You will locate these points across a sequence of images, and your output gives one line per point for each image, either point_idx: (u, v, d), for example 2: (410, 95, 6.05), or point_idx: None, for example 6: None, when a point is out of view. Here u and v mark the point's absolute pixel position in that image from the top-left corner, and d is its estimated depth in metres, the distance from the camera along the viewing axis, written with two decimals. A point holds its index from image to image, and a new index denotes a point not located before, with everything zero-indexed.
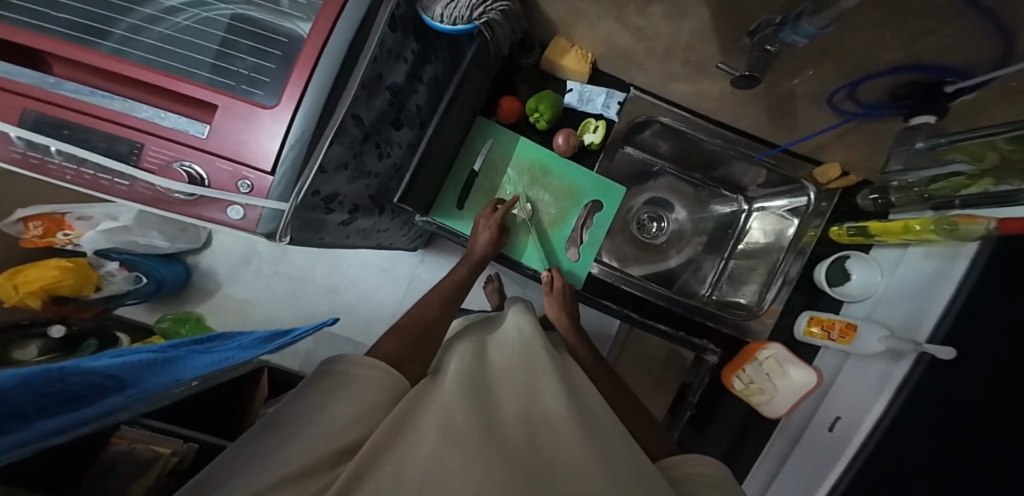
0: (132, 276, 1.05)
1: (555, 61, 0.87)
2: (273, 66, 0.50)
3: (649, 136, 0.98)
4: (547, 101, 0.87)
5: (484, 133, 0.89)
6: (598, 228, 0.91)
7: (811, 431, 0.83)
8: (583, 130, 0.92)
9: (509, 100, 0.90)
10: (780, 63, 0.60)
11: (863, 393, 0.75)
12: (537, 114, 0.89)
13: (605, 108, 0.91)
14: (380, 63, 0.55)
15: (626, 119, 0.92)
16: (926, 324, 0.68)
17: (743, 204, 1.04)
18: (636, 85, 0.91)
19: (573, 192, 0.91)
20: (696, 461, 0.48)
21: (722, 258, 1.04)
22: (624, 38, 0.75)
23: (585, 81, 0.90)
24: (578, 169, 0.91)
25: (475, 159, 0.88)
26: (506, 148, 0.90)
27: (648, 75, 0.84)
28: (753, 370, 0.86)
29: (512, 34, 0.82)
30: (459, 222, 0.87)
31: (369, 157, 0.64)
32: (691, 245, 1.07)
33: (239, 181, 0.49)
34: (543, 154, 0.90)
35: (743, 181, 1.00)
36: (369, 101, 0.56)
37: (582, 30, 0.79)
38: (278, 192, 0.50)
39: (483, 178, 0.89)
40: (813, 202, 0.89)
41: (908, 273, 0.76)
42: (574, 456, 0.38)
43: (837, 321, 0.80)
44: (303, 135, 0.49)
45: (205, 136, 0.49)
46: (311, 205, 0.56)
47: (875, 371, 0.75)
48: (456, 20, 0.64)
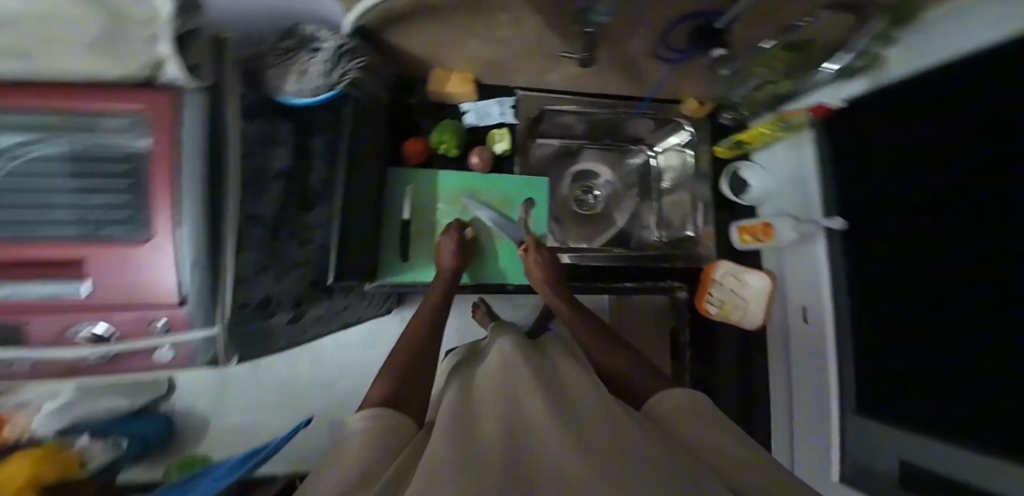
0: (110, 444, 0.96)
1: (442, 91, 0.93)
2: (123, 195, 0.38)
3: (547, 123, 1.06)
4: (449, 129, 0.94)
5: (404, 179, 0.94)
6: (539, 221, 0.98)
7: (789, 331, 0.88)
8: (492, 142, 0.98)
9: (413, 142, 0.95)
10: (609, 34, 0.69)
11: (814, 279, 0.82)
12: (445, 144, 0.95)
13: (503, 115, 0.99)
14: (255, 153, 0.54)
15: (523, 118, 0.99)
16: (815, 202, 0.79)
17: (647, 151, 1.15)
18: (518, 86, 0.98)
19: (504, 201, 0.97)
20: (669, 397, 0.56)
21: (654, 200, 1.14)
22: (485, 52, 0.82)
23: (474, 99, 0.97)
24: (500, 179, 0.97)
25: (404, 208, 0.93)
26: (430, 186, 0.95)
27: (522, 75, 0.92)
28: (718, 291, 0.93)
29: (384, 82, 0.86)
30: (409, 272, 0.93)
31: (286, 248, 0.65)
32: (627, 199, 1.15)
33: (151, 323, 0.41)
34: (467, 177, 0.96)
35: (639, 133, 1.10)
36: (259, 194, 0.55)
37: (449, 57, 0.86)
38: (201, 320, 0.43)
39: (417, 221, 0.94)
40: (694, 131, 1.00)
41: (779, 166, 0.89)
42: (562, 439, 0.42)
43: (757, 224, 0.88)
44: (200, 257, 0.41)
45: (79, 298, 0.38)
46: (246, 315, 0.56)
47: (804, 257, 0.84)
48: (316, 89, 0.64)
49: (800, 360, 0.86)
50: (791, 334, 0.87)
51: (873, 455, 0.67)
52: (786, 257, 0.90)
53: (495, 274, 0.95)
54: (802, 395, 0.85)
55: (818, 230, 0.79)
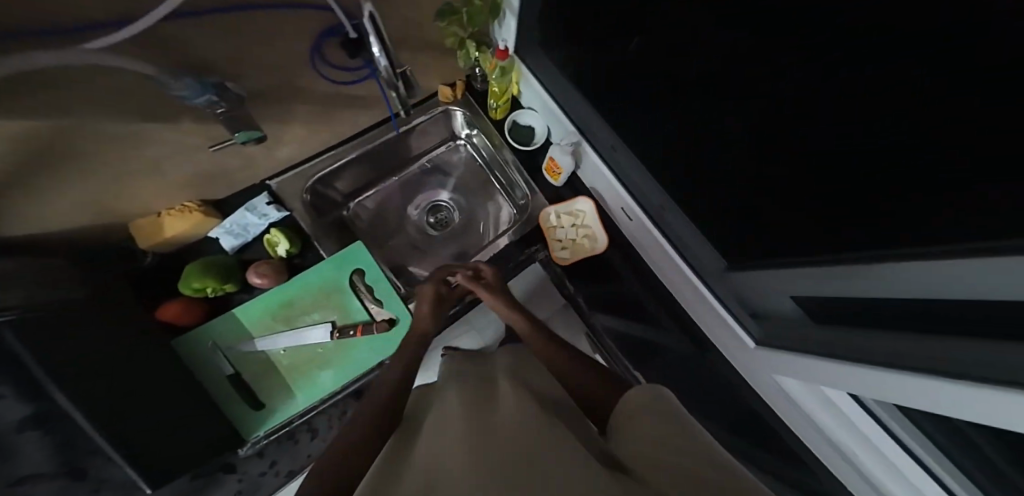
0: None
1: (161, 240, 0.62)
2: None
3: (336, 189, 0.81)
4: (197, 272, 0.63)
5: (198, 341, 0.69)
6: (383, 285, 0.73)
7: (623, 230, 0.80)
8: (271, 247, 0.69)
9: (168, 306, 0.65)
10: (277, 104, 0.52)
11: (601, 184, 0.76)
12: (211, 289, 0.64)
13: (265, 216, 0.67)
14: None
15: (296, 206, 0.71)
16: (567, 121, 0.74)
17: (459, 136, 0.88)
18: (269, 176, 0.70)
19: (325, 292, 0.72)
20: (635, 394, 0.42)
21: (498, 190, 0.89)
22: (162, 176, 0.54)
23: (218, 220, 0.65)
24: (306, 272, 0.71)
25: (223, 364, 0.70)
26: (233, 331, 0.70)
27: (252, 165, 0.63)
28: (563, 233, 0.79)
29: (73, 259, 0.56)
30: (272, 416, 0.73)
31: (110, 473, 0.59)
32: (479, 194, 0.90)
33: None
34: (267, 296, 0.70)
35: (437, 133, 0.87)
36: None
37: (118, 199, 0.54)
38: None
39: (248, 369, 0.72)
40: (466, 112, 0.82)
41: (533, 96, 0.78)
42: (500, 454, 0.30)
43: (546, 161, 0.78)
44: None
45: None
46: None
47: (594, 163, 0.74)
48: None
49: (647, 254, 0.77)
50: (633, 235, 0.77)
51: (772, 302, 0.60)
52: (586, 167, 0.78)
53: (365, 367, 0.74)
54: (681, 288, 0.74)
55: (580, 141, 0.73)
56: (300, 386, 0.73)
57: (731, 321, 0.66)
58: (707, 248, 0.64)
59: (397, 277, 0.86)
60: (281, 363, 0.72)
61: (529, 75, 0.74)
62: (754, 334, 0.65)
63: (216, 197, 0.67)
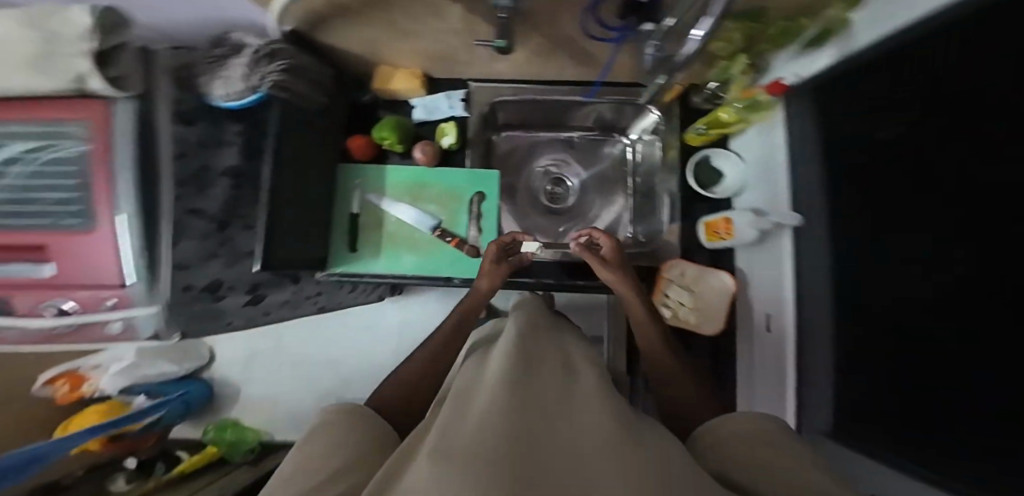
0: None
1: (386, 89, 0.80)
2: (74, 195, 0.48)
3: (506, 116, 0.91)
4: (391, 125, 0.80)
5: (349, 175, 0.83)
6: (490, 219, 0.86)
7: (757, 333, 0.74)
8: (440, 135, 0.85)
9: (355, 138, 0.81)
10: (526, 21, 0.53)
11: (768, 277, 0.70)
12: (388, 142, 0.80)
13: (452, 108, 0.85)
14: (194, 155, 0.61)
15: (475, 112, 0.84)
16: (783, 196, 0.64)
17: (622, 139, 0.99)
18: (472, 78, 0.83)
19: (453, 195, 0.86)
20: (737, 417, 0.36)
21: (626, 194, 0.97)
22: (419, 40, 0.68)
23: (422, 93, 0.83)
24: (451, 171, 0.86)
25: (352, 202, 0.83)
26: (377, 182, 0.84)
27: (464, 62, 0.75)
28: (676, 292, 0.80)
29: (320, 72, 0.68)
30: (356, 263, 0.83)
31: (240, 238, 0.68)
32: (599, 192, 0.97)
33: (102, 298, 0.54)
34: (416, 172, 0.85)
35: (610, 120, 0.94)
36: (201, 193, 0.62)
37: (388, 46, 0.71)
38: (142, 294, 0.56)
39: (366, 217, 0.83)
40: (660, 117, 0.79)
41: (753, 144, 0.72)
42: (581, 439, 0.27)
43: (719, 220, 0.75)
44: (134, 221, 0.52)
45: (45, 274, 0.50)
46: (193, 297, 0.65)
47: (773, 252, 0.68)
48: (240, 93, 0.57)
49: (760, 367, 0.72)
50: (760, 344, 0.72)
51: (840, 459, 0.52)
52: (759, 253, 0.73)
53: (447, 270, 0.82)
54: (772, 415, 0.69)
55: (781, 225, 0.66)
56: (387, 252, 0.82)
57: None
58: (826, 384, 0.56)
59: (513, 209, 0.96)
60: (389, 228, 0.84)
61: (775, 126, 0.65)
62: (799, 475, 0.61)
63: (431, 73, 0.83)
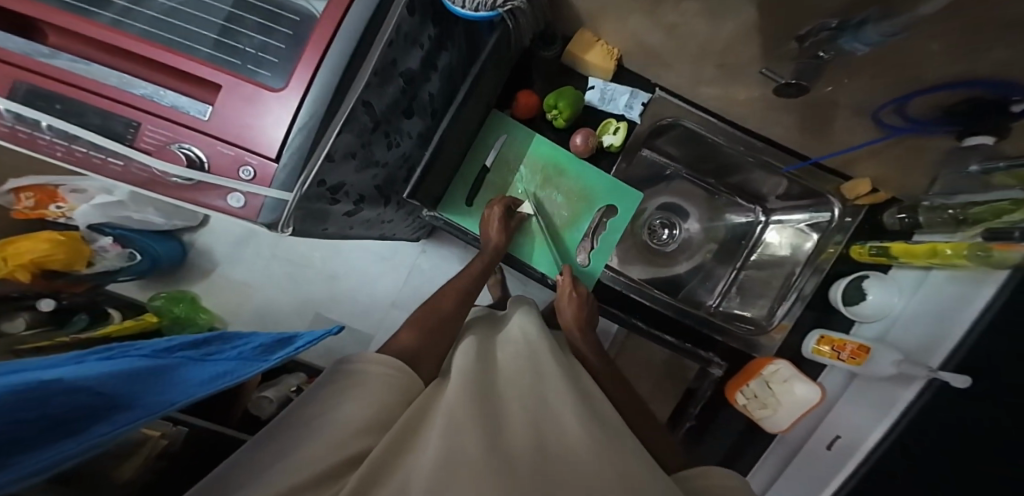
0: (125, 253, 0.96)
1: (577, 56, 0.75)
2: (281, 44, 0.42)
3: (665, 141, 0.86)
4: (570, 99, 0.75)
5: (497, 127, 0.79)
6: (611, 236, 0.81)
7: (806, 449, 0.87)
8: (601, 130, 0.81)
9: (526, 94, 0.78)
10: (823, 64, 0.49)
11: (862, 411, 0.80)
12: (555, 111, 0.77)
13: (628, 109, 0.79)
14: (395, 47, 0.46)
15: (648, 121, 0.80)
16: (939, 352, 0.69)
17: (760, 215, 0.96)
18: (663, 85, 0.79)
19: (586, 195, 0.80)
20: (717, 472, 0.49)
21: (736, 265, 0.97)
22: (656, 36, 0.64)
23: (608, 79, 0.78)
24: (593, 171, 0.80)
25: (487, 153, 0.79)
26: (519, 147, 0.80)
27: (677, 77, 0.73)
28: (758, 386, 0.86)
29: (534, 23, 0.70)
30: (467, 219, 0.79)
31: (378, 147, 0.56)
32: (700, 253, 0.99)
33: (240, 168, 0.42)
34: (559, 154, 0.80)
35: (762, 191, 0.92)
36: (382, 88, 0.48)
37: (610, 24, 0.67)
38: (282, 180, 0.43)
39: (494, 175, 0.80)
40: (836, 220, 0.81)
41: (927, 296, 0.75)
42: (582, 459, 0.38)
43: (849, 343, 0.80)
44: (313, 119, 0.42)
45: (205, 117, 0.41)
46: (316, 195, 0.49)
47: (880, 393, 0.77)
48: (479, 6, 0.53)
49: (802, 472, 0.86)
50: (812, 457, 0.85)
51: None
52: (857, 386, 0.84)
53: (555, 266, 0.79)
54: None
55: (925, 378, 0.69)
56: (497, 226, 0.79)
57: None
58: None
59: (651, 242, 0.99)
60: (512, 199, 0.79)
61: (978, 287, 0.65)
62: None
63: (622, 62, 0.78)
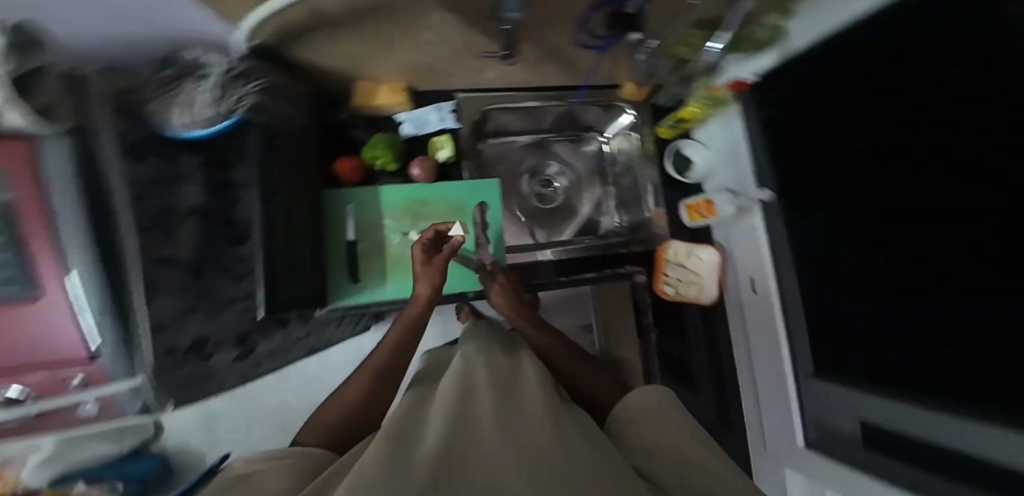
0: None
1: (369, 105, 0.82)
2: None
3: (492, 125, 0.96)
4: (385, 142, 0.83)
5: (339, 203, 0.82)
6: (496, 224, 0.87)
7: (743, 305, 0.89)
8: (434, 150, 0.88)
9: (343, 161, 0.83)
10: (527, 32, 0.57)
11: (747, 252, 0.86)
12: (382, 160, 0.83)
13: (443, 121, 0.89)
14: (161, 196, 0.54)
15: (466, 124, 0.89)
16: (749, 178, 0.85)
17: (599, 138, 1.05)
18: (457, 89, 0.87)
19: (454, 209, 0.86)
20: (640, 394, 0.46)
21: (608, 185, 1.05)
22: (412, 62, 0.70)
23: (410, 108, 0.86)
24: (447, 185, 0.86)
25: (346, 230, 0.82)
26: (371, 206, 0.83)
27: (457, 78, 0.79)
28: (674, 270, 0.94)
29: (305, 100, 0.74)
30: (361, 293, 0.81)
31: (219, 284, 0.63)
32: (589, 188, 1.05)
33: (66, 381, 0.52)
34: (412, 189, 0.85)
35: (588, 121, 1.00)
36: (171, 237, 0.55)
37: (376, 70, 0.72)
38: (119, 373, 0.55)
39: (363, 244, 0.82)
40: (636, 115, 0.93)
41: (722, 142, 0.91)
42: (521, 446, 0.27)
43: (700, 202, 0.89)
44: (98, 303, 0.47)
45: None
46: (173, 360, 0.61)
47: (744, 229, 0.87)
48: (207, 122, 0.57)
49: (757, 350, 0.86)
50: (749, 318, 0.87)
51: (833, 368, 0.70)
52: (738, 237, 0.90)
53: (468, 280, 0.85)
54: (774, 383, 0.82)
55: (756, 204, 0.84)
56: (393, 275, 0.81)
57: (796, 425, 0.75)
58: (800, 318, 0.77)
59: (535, 200, 1.04)
60: (392, 249, 0.82)
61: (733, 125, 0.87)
62: (808, 435, 0.74)
63: (414, 88, 0.83)
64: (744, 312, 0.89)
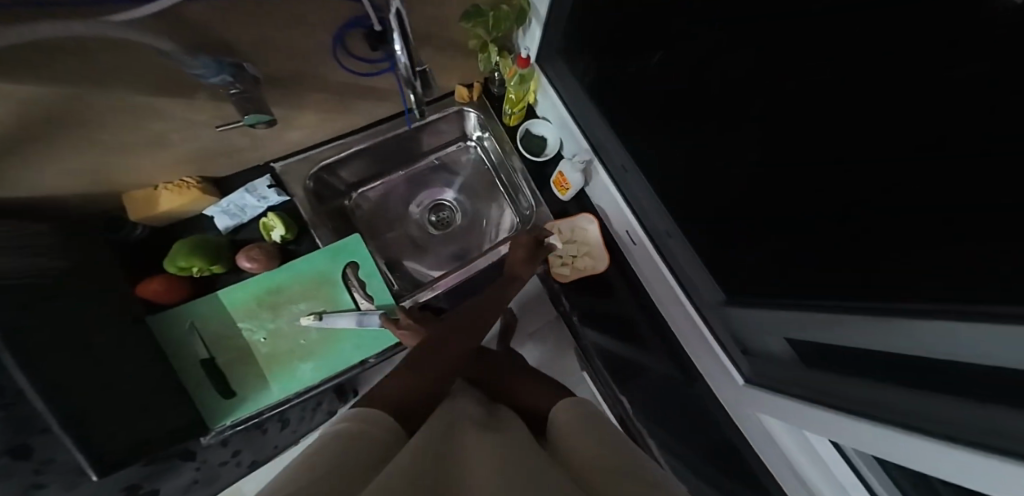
0: None
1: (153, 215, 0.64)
2: None
3: (338, 176, 0.80)
4: (185, 252, 0.64)
5: (176, 321, 0.66)
6: (375, 281, 0.72)
7: (625, 257, 0.78)
8: (268, 231, 0.70)
9: (149, 283, 0.64)
10: (257, 83, 0.47)
11: (609, 205, 0.76)
12: (197, 269, 0.65)
13: (263, 199, 0.70)
14: None
15: (296, 190, 0.73)
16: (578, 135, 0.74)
17: (470, 139, 0.90)
18: (272, 159, 0.73)
19: (314, 279, 0.71)
20: (564, 408, 0.43)
21: (501, 192, 0.89)
22: (165, 154, 0.55)
23: (215, 199, 0.68)
24: (298, 257, 0.71)
25: (197, 347, 0.66)
26: (214, 314, 0.67)
27: (254, 148, 0.65)
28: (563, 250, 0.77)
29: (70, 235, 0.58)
30: (241, 406, 0.67)
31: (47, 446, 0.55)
32: (489, 199, 0.90)
33: None
34: (257, 279, 0.69)
35: (453, 132, 0.88)
36: None
37: (132, 172, 0.57)
38: None
39: (225, 355, 0.67)
40: (479, 114, 0.84)
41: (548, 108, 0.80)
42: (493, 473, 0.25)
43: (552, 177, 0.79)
44: None
45: None
46: None
47: (599, 186, 0.76)
48: None
49: (650, 289, 0.74)
50: (637, 264, 0.75)
51: (780, 300, 0.50)
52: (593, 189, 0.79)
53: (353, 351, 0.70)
54: (683, 322, 0.68)
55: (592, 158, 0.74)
56: (276, 375, 0.68)
57: (720, 356, 0.63)
58: (683, 251, 0.64)
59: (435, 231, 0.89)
60: (260, 351, 0.68)
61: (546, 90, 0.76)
62: (745, 370, 0.61)
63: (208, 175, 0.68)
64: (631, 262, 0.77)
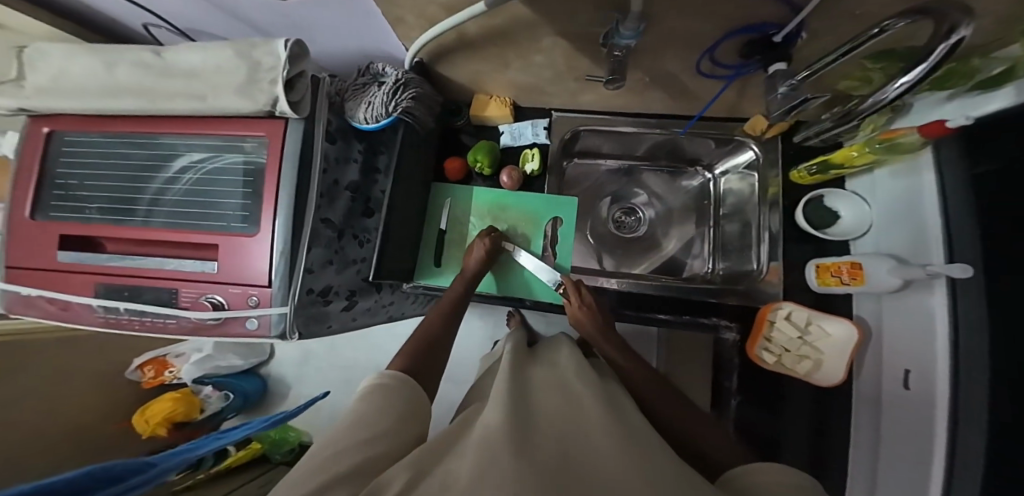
0: (223, 394, 1.15)
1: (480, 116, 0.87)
2: (247, 201, 0.62)
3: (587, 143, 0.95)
4: (484, 150, 0.86)
5: (440, 194, 0.91)
6: (565, 245, 0.87)
7: (885, 397, 0.64)
8: (523, 161, 0.90)
9: (452, 161, 0.90)
10: (638, 55, 0.57)
11: (900, 333, 0.63)
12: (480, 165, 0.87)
13: (536, 136, 0.90)
14: (332, 171, 0.66)
15: (558, 139, 0.90)
16: (935, 245, 0.58)
17: (706, 173, 0.98)
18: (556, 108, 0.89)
19: (531, 218, 0.88)
20: (764, 466, 0.40)
21: (708, 223, 0.97)
22: (522, 78, 0.74)
23: (512, 121, 0.89)
24: (531, 196, 0.89)
25: (441, 217, 0.90)
26: (463, 202, 0.91)
27: (559, 98, 0.82)
28: (780, 336, 0.74)
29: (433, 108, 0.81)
30: (439, 277, 0.89)
31: (350, 248, 0.74)
32: (679, 223, 0.99)
33: (248, 298, 0.61)
34: (499, 194, 0.89)
35: (697, 154, 0.94)
36: (332, 204, 0.67)
37: (492, 83, 0.79)
38: (278, 298, 0.61)
39: (451, 233, 0.90)
40: (760, 153, 0.84)
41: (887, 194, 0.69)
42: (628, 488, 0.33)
43: (843, 264, 0.69)
44: (285, 248, 0.59)
45: (211, 270, 0.63)
46: (310, 301, 0.66)
47: (913, 309, 0.61)
48: (378, 117, 0.69)
49: (893, 441, 0.60)
50: (882, 406, 0.63)
51: None
52: (888, 307, 0.66)
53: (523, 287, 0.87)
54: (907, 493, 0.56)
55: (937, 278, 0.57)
56: None
57: None
58: (978, 441, 0.48)
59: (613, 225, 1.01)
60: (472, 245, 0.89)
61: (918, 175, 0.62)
62: None
63: (519, 103, 0.89)
64: (886, 408, 0.63)
